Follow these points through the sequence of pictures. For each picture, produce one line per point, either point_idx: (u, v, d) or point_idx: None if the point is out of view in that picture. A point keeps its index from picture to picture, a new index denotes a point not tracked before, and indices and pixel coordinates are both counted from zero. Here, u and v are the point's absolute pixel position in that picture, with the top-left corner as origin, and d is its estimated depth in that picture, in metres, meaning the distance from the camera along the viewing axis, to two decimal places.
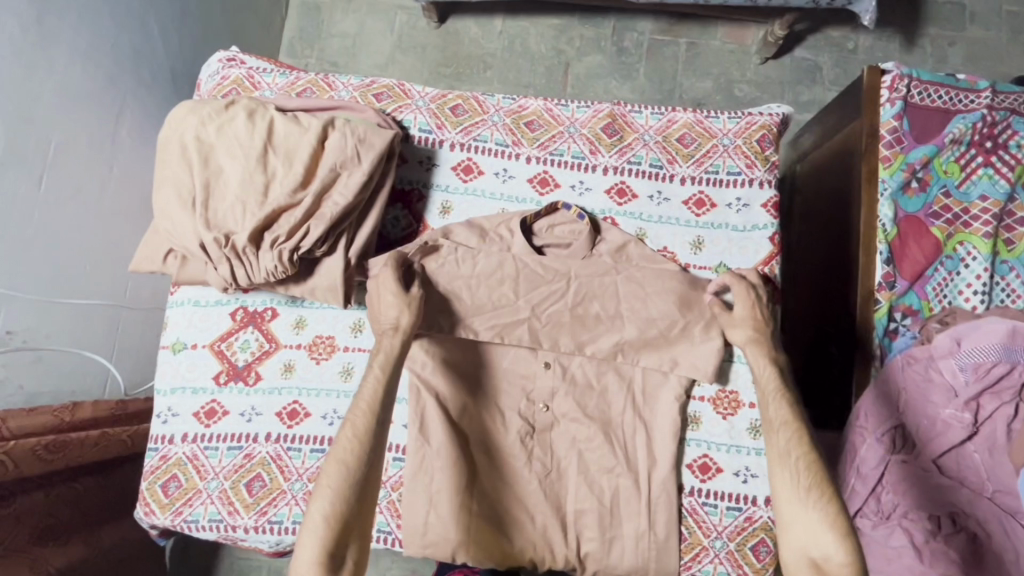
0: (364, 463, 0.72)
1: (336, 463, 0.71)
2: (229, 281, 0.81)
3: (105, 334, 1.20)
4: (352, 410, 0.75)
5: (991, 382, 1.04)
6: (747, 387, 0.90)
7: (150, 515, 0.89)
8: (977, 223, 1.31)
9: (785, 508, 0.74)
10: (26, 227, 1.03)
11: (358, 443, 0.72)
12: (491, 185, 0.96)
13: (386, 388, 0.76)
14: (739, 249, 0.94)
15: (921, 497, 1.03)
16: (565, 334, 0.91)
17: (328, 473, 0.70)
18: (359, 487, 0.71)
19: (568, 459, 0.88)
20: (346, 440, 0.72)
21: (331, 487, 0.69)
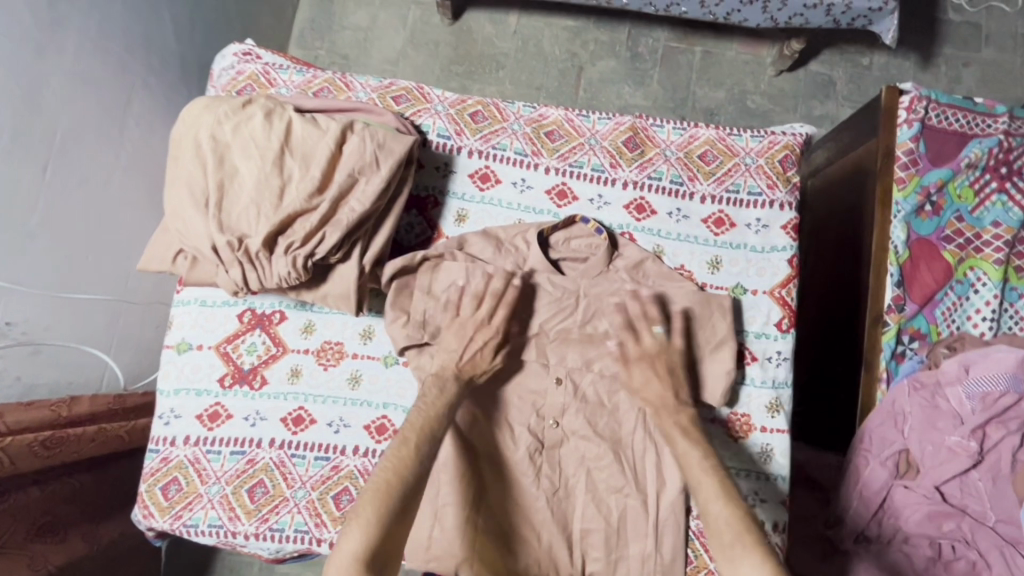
0: (421, 473, 0.70)
1: (393, 470, 0.68)
2: (240, 285, 0.79)
3: (105, 328, 1.17)
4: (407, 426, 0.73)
5: (997, 413, 1.09)
6: (760, 410, 0.90)
7: (149, 518, 0.87)
8: (988, 248, 1.32)
9: None
10: (29, 217, 1.00)
11: (418, 452, 0.71)
12: (508, 195, 0.95)
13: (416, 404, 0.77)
14: (757, 270, 0.93)
15: (922, 522, 1.08)
16: (577, 351, 0.90)
17: (382, 476, 0.67)
18: (408, 497, 0.67)
19: (576, 477, 0.87)
20: (405, 451, 0.70)
21: (382, 492, 0.66)
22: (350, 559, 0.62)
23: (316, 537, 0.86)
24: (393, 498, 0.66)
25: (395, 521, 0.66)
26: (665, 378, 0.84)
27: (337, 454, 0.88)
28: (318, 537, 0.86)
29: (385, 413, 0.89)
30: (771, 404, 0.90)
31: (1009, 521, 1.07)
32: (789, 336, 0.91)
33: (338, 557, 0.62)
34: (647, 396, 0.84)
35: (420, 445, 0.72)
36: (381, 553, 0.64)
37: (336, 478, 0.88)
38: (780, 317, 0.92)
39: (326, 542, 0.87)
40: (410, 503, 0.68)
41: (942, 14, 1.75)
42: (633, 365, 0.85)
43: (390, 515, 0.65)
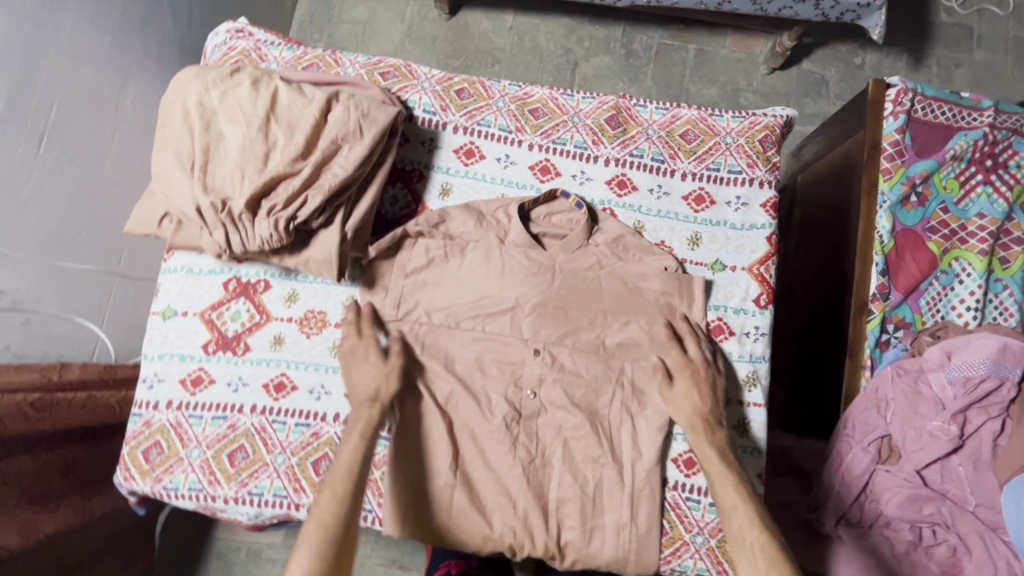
0: (350, 516, 0.73)
1: (318, 522, 0.71)
2: (223, 248, 0.80)
3: (97, 300, 1.19)
4: (329, 472, 0.76)
5: (978, 398, 1.11)
6: (736, 384, 0.90)
7: (130, 480, 0.88)
8: (973, 239, 1.32)
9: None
10: (23, 186, 1.02)
11: (338, 499, 0.73)
12: (492, 170, 0.96)
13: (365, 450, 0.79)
14: (736, 247, 0.94)
15: (902, 506, 1.09)
16: (552, 324, 0.90)
17: (310, 528, 0.70)
18: (340, 542, 0.71)
19: (554, 447, 0.88)
20: (325, 499, 0.73)
21: (310, 545, 0.69)
22: None
23: (294, 502, 0.87)
24: (326, 550, 0.69)
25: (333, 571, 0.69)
26: (705, 394, 0.86)
27: (317, 421, 0.89)
28: (297, 502, 0.87)
29: None
30: (747, 378, 0.91)
31: (989, 506, 1.08)
32: (767, 312, 0.92)
33: None
34: (684, 409, 0.85)
35: (338, 489, 0.74)
36: None
37: (316, 444, 0.89)
38: (758, 293, 0.93)
39: (304, 508, 0.88)
40: (343, 551, 0.71)
41: (934, 16, 1.77)
42: (675, 378, 0.87)
43: (325, 564, 0.68)
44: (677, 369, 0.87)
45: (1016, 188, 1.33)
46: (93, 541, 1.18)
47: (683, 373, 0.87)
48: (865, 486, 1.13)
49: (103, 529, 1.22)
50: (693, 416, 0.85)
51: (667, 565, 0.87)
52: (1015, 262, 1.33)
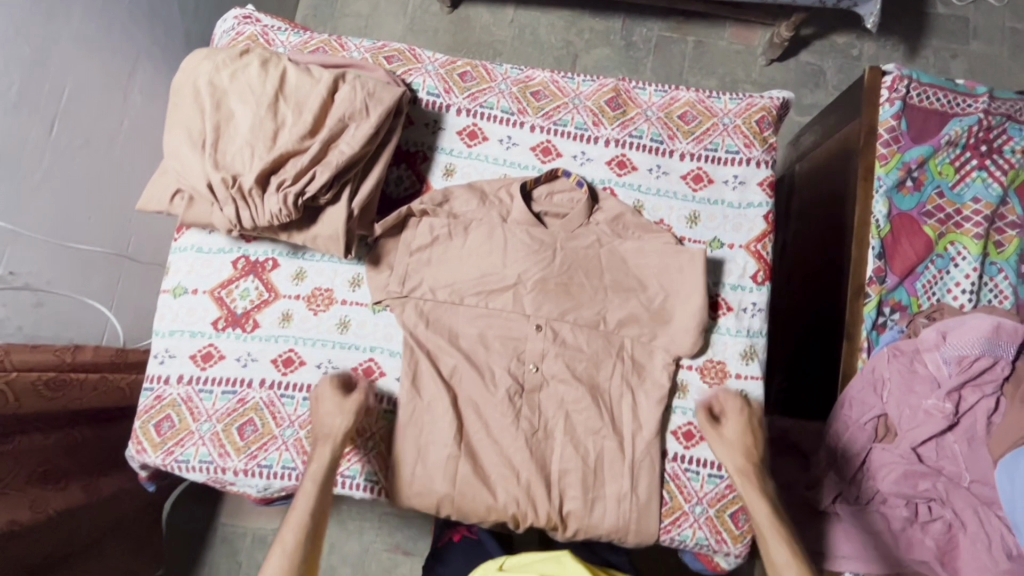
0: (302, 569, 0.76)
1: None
2: (234, 223, 0.82)
3: (106, 283, 1.21)
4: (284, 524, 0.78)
5: (972, 376, 1.13)
6: (734, 357, 0.92)
7: (142, 453, 0.90)
8: (968, 223, 1.34)
9: None
10: (34, 172, 1.04)
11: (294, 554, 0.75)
12: (495, 151, 0.98)
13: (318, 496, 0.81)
14: (733, 225, 0.96)
15: (898, 482, 1.12)
16: (553, 301, 0.92)
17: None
18: None
19: (555, 420, 0.90)
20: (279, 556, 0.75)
21: None
22: None
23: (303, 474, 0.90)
24: None
25: None
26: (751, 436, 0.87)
27: None
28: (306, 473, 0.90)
29: (373, 356, 0.93)
30: (745, 352, 0.93)
31: (984, 482, 1.10)
32: (764, 288, 0.94)
33: None
34: (732, 450, 0.86)
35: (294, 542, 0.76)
36: None
37: None
38: (756, 269, 0.95)
39: None
40: None
41: (930, 8, 1.79)
42: (724, 420, 0.88)
43: None
44: (727, 413, 0.88)
45: (1010, 172, 1.35)
46: (98, 525, 1.21)
47: (733, 415, 0.88)
48: (861, 465, 1.15)
49: (106, 513, 1.25)
50: (740, 455, 0.85)
51: (667, 534, 0.89)
52: (1010, 246, 1.34)
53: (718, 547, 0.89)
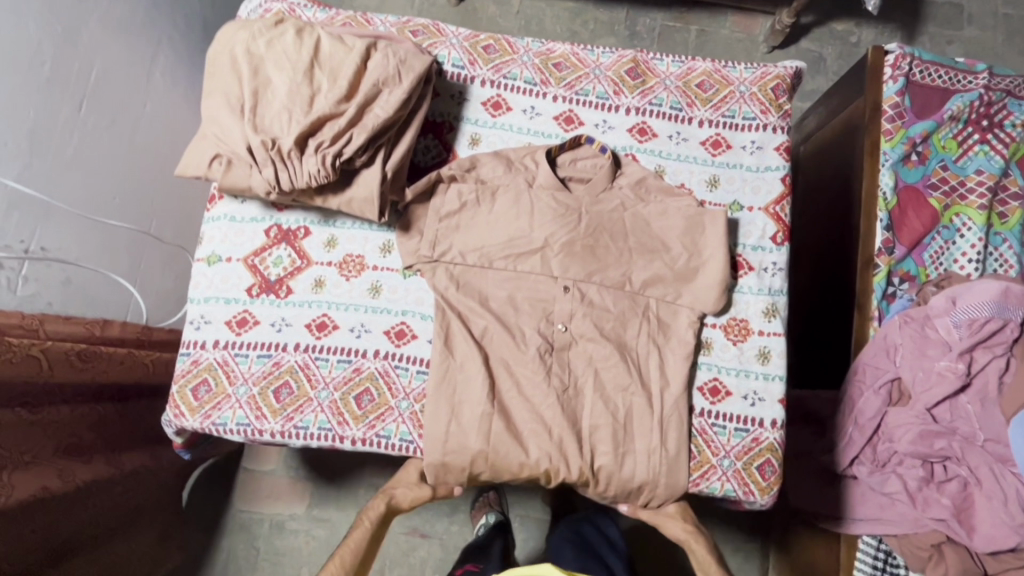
0: None
1: None
2: (272, 186, 0.84)
3: (130, 261, 1.23)
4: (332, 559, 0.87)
5: (983, 338, 1.14)
6: (757, 315, 0.95)
7: (180, 417, 0.92)
8: (972, 195, 1.37)
9: None
10: (65, 150, 1.07)
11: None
12: (519, 121, 1.01)
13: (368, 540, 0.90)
14: (752, 188, 0.99)
15: (914, 442, 1.14)
16: (578, 263, 0.95)
17: None
18: None
19: (585, 377, 0.92)
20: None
21: None
22: None
23: (339, 434, 0.91)
24: None
25: None
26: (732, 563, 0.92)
27: (358, 357, 0.93)
28: (342, 434, 0.91)
29: (404, 320, 0.95)
30: (767, 309, 0.95)
31: (998, 441, 1.12)
32: (783, 248, 0.97)
33: None
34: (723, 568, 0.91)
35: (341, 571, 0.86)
36: None
37: (357, 379, 0.93)
38: (775, 231, 0.98)
39: (348, 440, 0.92)
40: None
41: None
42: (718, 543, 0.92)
43: None
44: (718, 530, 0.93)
45: (1012, 146, 1.38)
46: (120, 511, 1.24)
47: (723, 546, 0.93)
48: (876, 428, 1.18)
49: (127, 498, 1.26)
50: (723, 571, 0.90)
51: (696, 487, 0.91)
52: (1013, 216, 1.38)
53: (746, 498, 0.91)
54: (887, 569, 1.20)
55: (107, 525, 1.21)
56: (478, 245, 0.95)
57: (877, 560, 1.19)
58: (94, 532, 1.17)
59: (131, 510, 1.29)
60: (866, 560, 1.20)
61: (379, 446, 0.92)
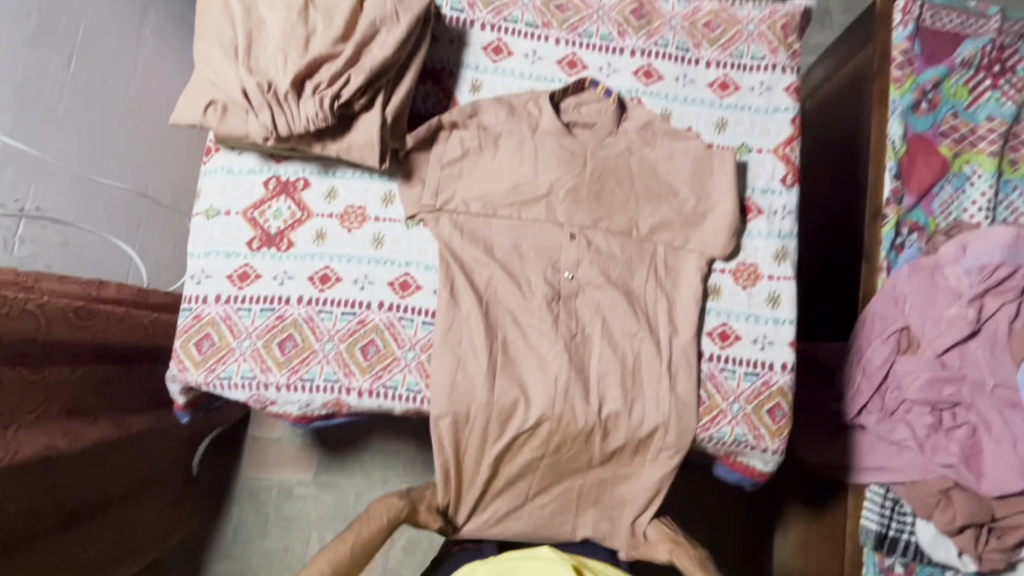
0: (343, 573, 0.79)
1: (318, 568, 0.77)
2: (269, 131, 0.82)
3: (128, 223, 1.21)
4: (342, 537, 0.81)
5: (994, 285, 1.13)
6: (767, 259, 0.93)
7: (184, 371, 0.91)
8: (983, 142, 1.33)
9: None
10: (56, 106, 1.04)
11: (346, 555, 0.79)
12: (521, 66, 0.98)
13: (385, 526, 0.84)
14: (761, 130, 0.97)
15: (923, 388, 1.13)
16: (583, 210, 0.93)
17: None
18: None
19: (592, 324, 0.91)
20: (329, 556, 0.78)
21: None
22: None
23: (345, 385, 0.90)
24: None
25: None
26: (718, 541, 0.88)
27: (363, 309, 0.92)
28: (348, 386, 0.90)
29: (408, 271, 0.93)
30: (778, 253, 0.94)
31: (1009, 386, 1.10)
32: (793, 190, 0.95)
33: None
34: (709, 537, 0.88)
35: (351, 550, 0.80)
36: None
37: (362, 331, 0.92)
38: (784, 173, 0.96)
39: (354, 392, 0.91)
40: None
41: None
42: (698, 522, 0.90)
43: None
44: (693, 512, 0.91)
45: None
46: (129, 478, 1.26)
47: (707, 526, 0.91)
48: (884, 377, 1.17)
49: (134, 461, 1.26)
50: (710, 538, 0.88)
51: (705, 432, 0.90)
52: None
53: (756, 443, 0.91)
54: (893, 519, 1.17)
55: (116, 491, 1.22)
56: (481, 193, 0.93)
57: (884, 509, 1.18)
58: (103, 496, 1.19)
59: (140, 480, 1.31)
60: (872, 510, 1.18)
61: (386, 398, 0.91)
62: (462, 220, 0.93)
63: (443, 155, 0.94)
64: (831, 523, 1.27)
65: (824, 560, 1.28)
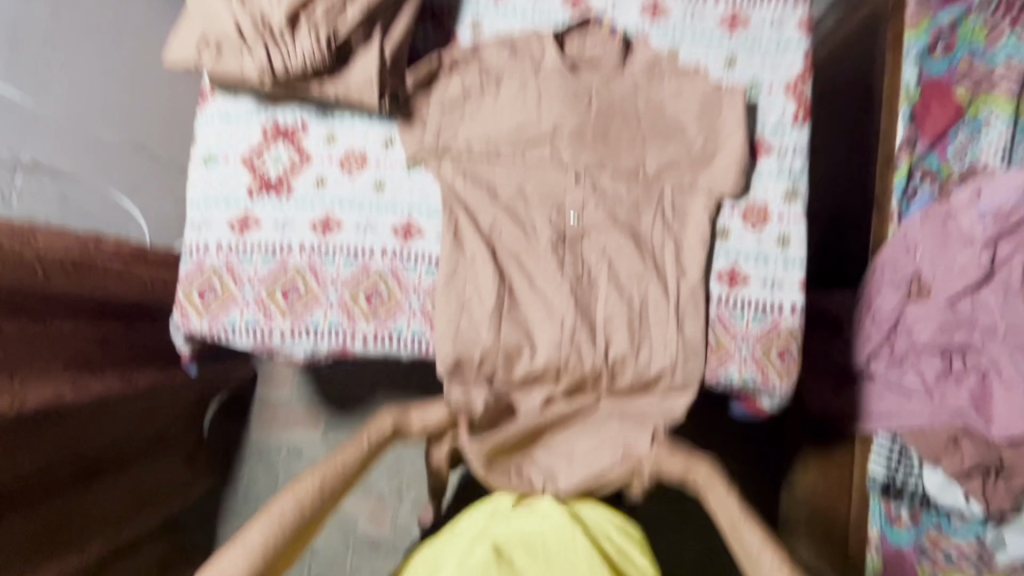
0: (321, 502, 0.80)
1: (292, 498, 0.78)
2: (266, 70, 0.80)
3: (127, 178, 1.19)
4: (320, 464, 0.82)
5: (1008, 229, 1.09)
6: (776, 199, 0.92)
7: (188, 320, 0.91)
8: (1002, 85, 1.22)
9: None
10: (48, 59, 1.04)
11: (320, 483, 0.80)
12: (522, 3, 0.95)
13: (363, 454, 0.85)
14: (772, 66, 0.94)
15: (934, 334, 1.12)
16: (588, 151, 0.91)
17: (284, 505, 0.77)
18: (299, 525, 0.77)
19: (599, 268, 0.90)
20: (304, 484, 0.79)
21: (276, 517, 0.76)
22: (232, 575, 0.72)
23: (349, 332, 0.90)
24: (287, 528, 0.76)
25: (284, 545, 0.76)
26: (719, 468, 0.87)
27: (365, 256, 0.91)
28: (353, 332, 0.90)
29: (411, 216, 0.92)
30: (788, 193, 0.92)
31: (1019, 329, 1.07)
32: (804, 128, 0.93)
33: (239, 548, 0.73)
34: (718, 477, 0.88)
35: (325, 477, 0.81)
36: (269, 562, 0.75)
37: (366, 278, 0.90)
38: (795, 111, 0.93)
39: (359, 338, 0.90)
40: (301, 533, 0.78)
41: None
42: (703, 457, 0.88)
43: (282, 534, 0.75)
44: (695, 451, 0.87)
45: None
46: (139, 437, 1.26)
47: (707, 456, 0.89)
48: (895, 324, 1.16)
49: (142, 420, 1.26)
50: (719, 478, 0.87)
51: (713, 374, 0.90)
52: None
53: (765, 384, 0.90)
54: (899, 467, 1.15)
55: (129, 449, 1.23)
56: (484, 134, 0.91)
57: (891, 460, 1.15)
58: (116, 453, 1.19)
59: (150, 438, 1.31)
60: (878, 459, 1.15)
61: (392, 343, 0.90)
62: (465, 163, 0.91)
63: (442, 96, 0.91)
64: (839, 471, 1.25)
65: (831, 505, 1.26)
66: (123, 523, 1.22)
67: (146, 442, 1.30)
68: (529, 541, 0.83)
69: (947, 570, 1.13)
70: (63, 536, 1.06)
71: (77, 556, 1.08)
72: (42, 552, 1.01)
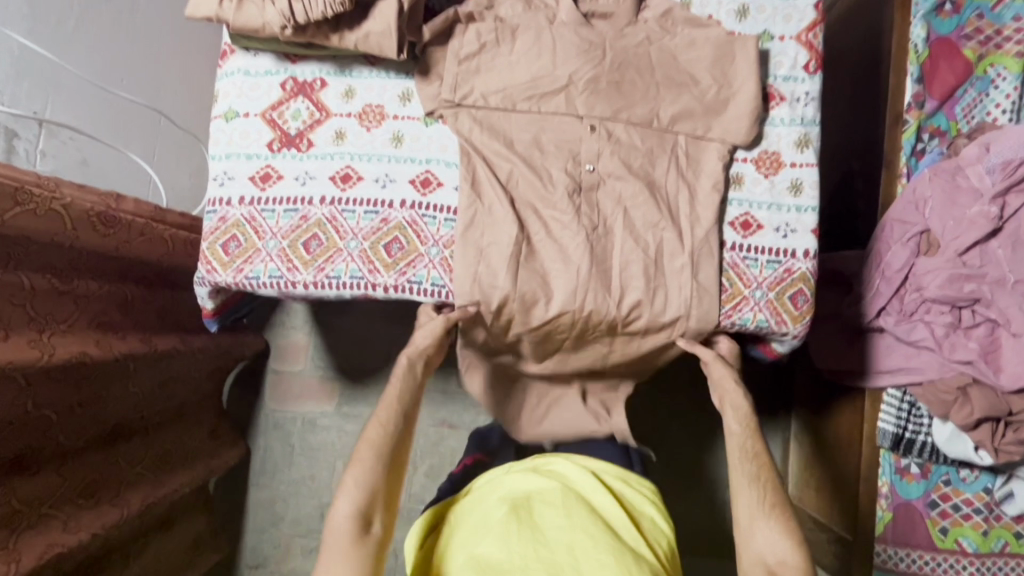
0: (397, 440, 0.86)
1: (368, 443, 0.84)
2: (288, 18, 0.82)
3: (144, 142, 1.22)
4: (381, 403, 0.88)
5: (1018, 181, 1.05)
6: (789, 147, 0.94)
7: (213, 272, 0.93)
8: (1010, 43, 1.20)
9: (746, 520, 0.83)
10: (66, 21, 1.03)
11: (387, 423, 0.86)
12: None
13: (411, 387, 0.90)
14: (783, 16, 0.95)
15: (944, 287, 1.06)
16: (602, 100, 0.92)
17: (366, 446, 0.84)
18: (389, 464, 0.84)
19: (614, 217, 0.91)
20: (376, 429, 0.86)
21: (365, 461, 0.83)
22: (345, 518, 0.78)
23: (371, 282, 0.92)
24: (378, 470, 0.83)
25: (381, 486, 0.82)
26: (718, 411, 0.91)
27: (385, 208, 0.92)
28: (374, 282, 0.92)
29: (429, 168, 0.93)
30: (799, 140, 0.94)
31: None
32: (816, 77, 0.95)
33: (345, 491, 0.80)
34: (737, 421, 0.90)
35: (391, 415, 0.87)
36: (374, 508, 0.81)
37: (385, 229, 0.92)
38: (807, 60, 0.95)
39: (380, 288, 0.92)
40: (390, 473, 0.84)
41: None
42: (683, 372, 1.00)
43: (374, 475, 0.82)
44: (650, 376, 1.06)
45: None
46: (164, 405, 1.28)
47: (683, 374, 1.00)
48: (905, 280, 1.12)
49: (167, 388, 1.28)
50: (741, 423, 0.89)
51: (728, 319, 0.92)
52: None
53: (778, 328, 0.92)
54: (910, 421, 1.14)
55: (154, 416, 1.25)
56: (500, 86, 0.92)
57: (902, 412, 1.14)
58: (143, 417, 1.21)
59: (175, 408, 1.33)
60: (888, 414, 1.15)
61: (412, 293, 0.92)
62: (482, 113, 0.93)
63: (454, 46, 0.92)
64: (850, 423, 1.25)
65: (844, 460, 1.26)
66: (159, 484, 1.24)
67: (170, 411, 1.31)
68: (552, 495, 0.76)
69: (956, 523, 1.15)
70: (98, 492, 1.10)
71: (119, 510, 1.11)
72: (80, 506, 1.05)
